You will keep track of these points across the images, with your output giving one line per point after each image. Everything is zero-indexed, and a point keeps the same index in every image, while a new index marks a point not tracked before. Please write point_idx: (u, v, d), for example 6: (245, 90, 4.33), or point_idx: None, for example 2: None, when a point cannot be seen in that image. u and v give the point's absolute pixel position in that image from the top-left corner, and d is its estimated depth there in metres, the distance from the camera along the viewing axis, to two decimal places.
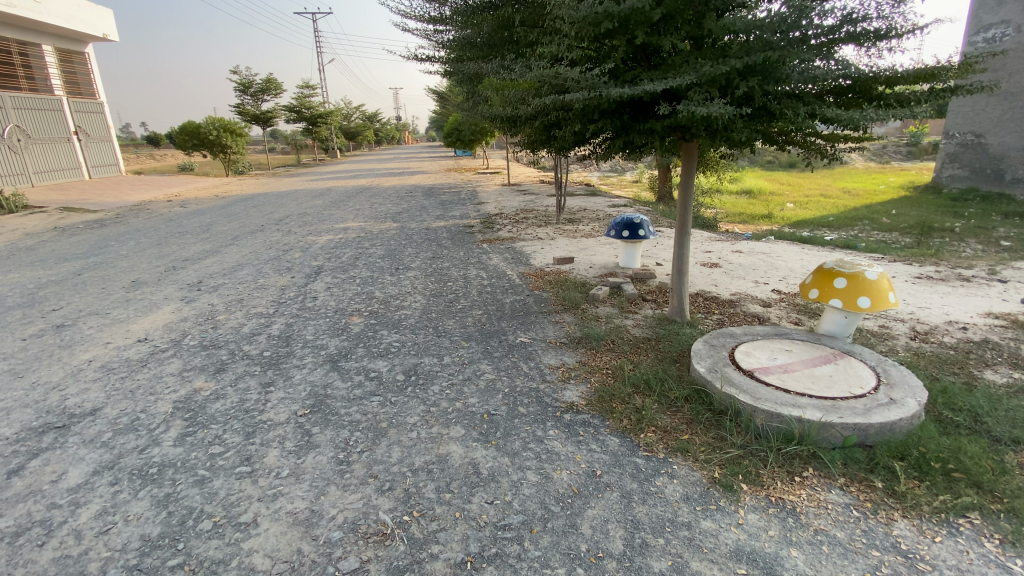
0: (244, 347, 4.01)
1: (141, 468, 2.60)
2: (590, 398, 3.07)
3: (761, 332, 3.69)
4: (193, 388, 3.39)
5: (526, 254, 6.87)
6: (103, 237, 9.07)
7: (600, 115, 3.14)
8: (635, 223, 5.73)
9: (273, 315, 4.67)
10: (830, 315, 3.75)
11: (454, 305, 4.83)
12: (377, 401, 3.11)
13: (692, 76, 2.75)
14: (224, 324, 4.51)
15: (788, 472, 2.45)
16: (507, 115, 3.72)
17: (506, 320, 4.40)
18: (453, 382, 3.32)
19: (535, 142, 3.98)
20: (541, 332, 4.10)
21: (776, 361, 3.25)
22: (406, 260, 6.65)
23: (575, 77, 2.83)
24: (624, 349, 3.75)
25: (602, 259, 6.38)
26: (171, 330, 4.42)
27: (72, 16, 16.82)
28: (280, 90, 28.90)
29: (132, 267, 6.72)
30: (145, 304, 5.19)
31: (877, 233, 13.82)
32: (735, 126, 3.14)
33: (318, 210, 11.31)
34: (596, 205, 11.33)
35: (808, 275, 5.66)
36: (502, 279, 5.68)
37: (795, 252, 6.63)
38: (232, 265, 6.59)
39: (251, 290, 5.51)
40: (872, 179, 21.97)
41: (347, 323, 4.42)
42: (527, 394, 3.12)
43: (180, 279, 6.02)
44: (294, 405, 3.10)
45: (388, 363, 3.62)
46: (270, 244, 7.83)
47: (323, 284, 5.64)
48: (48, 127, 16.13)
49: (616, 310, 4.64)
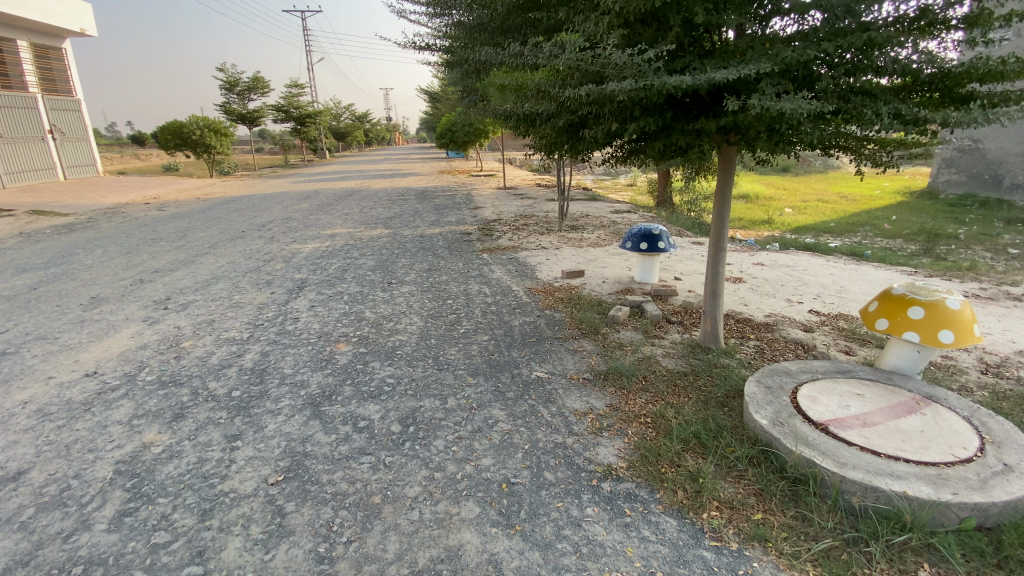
0: (210, 385, 3.39)
1: (60, 566, 1.98)
2: (630, 458, 2.51)
3: (821, 369, 3.16)
4: (144, 443, 2.77)
5: (530, 266, 6.29)
6: (70, 245, 8.35)
7: (641, 111, 2.58)
8: (654, 235, 5.19)
9: (248, 342, 4.06)
10: (896, 349, 3.26)
11: (455, 329, 4.24)
12: (368, 464, 2.51)
13: (766, 63, 2.20)
14: (190, 354, 3.89)
15: (901, 573, 1.90)
16: (523, 112, 3.15)
17: (517, 348, 3.82)
18: (460, 435, 2.73)
19: (553, 144, 3.41)
20: (559, 365, 3.53)
21: (849, 411, 2.71)
22: (399, 273, 6.04)
23: (619, 63, 2.26)
24: (660, 389, 3.19)
25: (615, 272, 5.84)
26: (127, 362, 3.78)
27: (50, 10, 16.01)
28: (268, 90, 28.12)
29: (94, 280, 6.05)
30: (101, 327, 4.53)
31: (881, 240, 13.45)
32: (802, 129, 2.62)
33: (305, 215, 10.66)
34: (599, 210, 10.79)
35: (843, 292, 5.15)
36: (507, 297, 5.10)
37: (821, 266, 6.14)
38: (206, 278, 5.95)
39: (224, 309, 4.88)
40: (867, 184, 21.69)
41: (332, 353, 3.82)
42: (552, 453, 2.55)
43: (145, 296, 5.37)
44: (264, 470, 2.50)
45: (380, 407, 3.02)
46: (250, 253, 7.18)
47: (306, 302, 5.03)
48: (21, 125, 15.29)
49: (640, 337, 4.07)
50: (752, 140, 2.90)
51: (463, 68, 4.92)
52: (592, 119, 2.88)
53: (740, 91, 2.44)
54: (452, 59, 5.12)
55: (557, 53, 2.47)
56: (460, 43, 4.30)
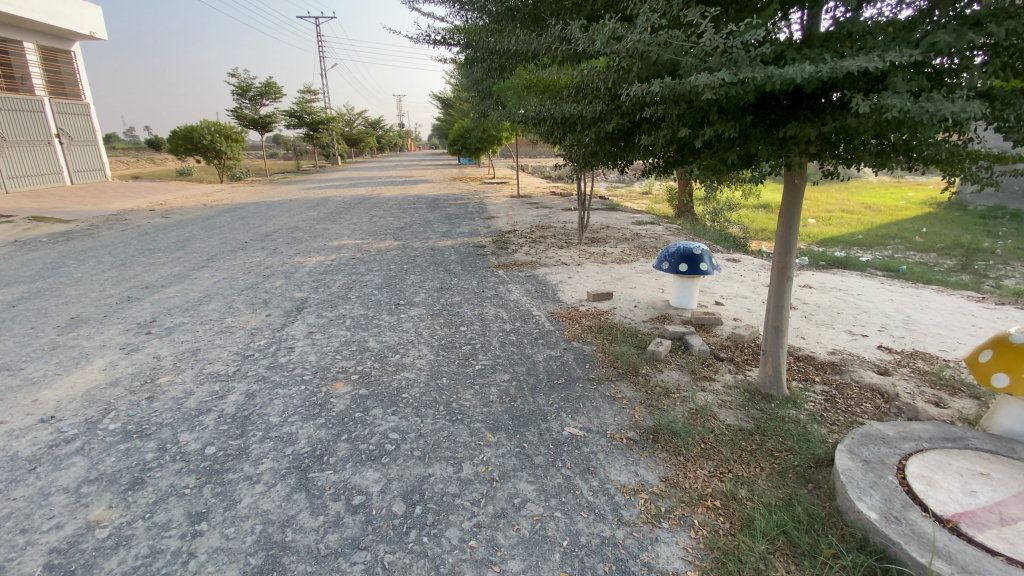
0: (181, 438, 2.85)
1: None
2: (704, 565, 1.93)
3: (925, 436, 2.56)
4: (89, 523, 2.23)
5: (551, 286, 5.71)
6: (62, 255, 7.92)
7: (717, 114, 2.02)
8: (694, 256, 4.59)
9: (232, 380, 3.52)
10: (1009, 408, 2.66)
11: (470, 365, 3.67)
12: (362, 565, 1.95)
13: (905, 50, 1.65)
14: (164, 395, 3.36)
15: None
16: (560, 114, 2.61)
17: (543, 392, 3.23)
18: (480, 520, 2.16)
19: (590, 153, 2.83)
20: (596, 417, 2.95)
21: (978, 499, 2.12)
22: (406, 293, 5.49)
23: (705, 48, 1.71)
24: (723, 457, 2.60)
25: (647, 295, 5.25)
26: (92, 405, 3.26)
27: (57, 12, 15.77)
28: (279, 95, 27.89)
29: (78, 297, 5.57)
30: (73, 356, 4.03)
31: (914, 254, 12.71)
32: (924, 138, 2.05)
33: (312, 224, 10.18)
34: (619, 221, 10.19)
35: (911, 322, 4.54)
36: (528, 323, 4.51)
37: (877, 290, 5.53)
38: (197, 297, 5.45)
39: (212, 335, 4.35)
40: (892, 193, 20.88)
41: (327, 395, 3.27)
42: (600, 554, 1.97)
43: (129, 317, 4.86)
44: (230, 570, 1.95)
45: (381, 475, 2.45)
46: (249, 268, 6.68)
47: (303, 327, 4.49)
48: (27, 129, 15.05)
49: (686, 381, 3.47)
50: (846, 150, 2.34)
51: (486, 66, 4.38)
52: (647, 124, 2.31)
53: (853, 89, 1.88)
54: (471, 53, 4.58)
55: (618, 38, 1.92)
56: (489, 34, 3.76)
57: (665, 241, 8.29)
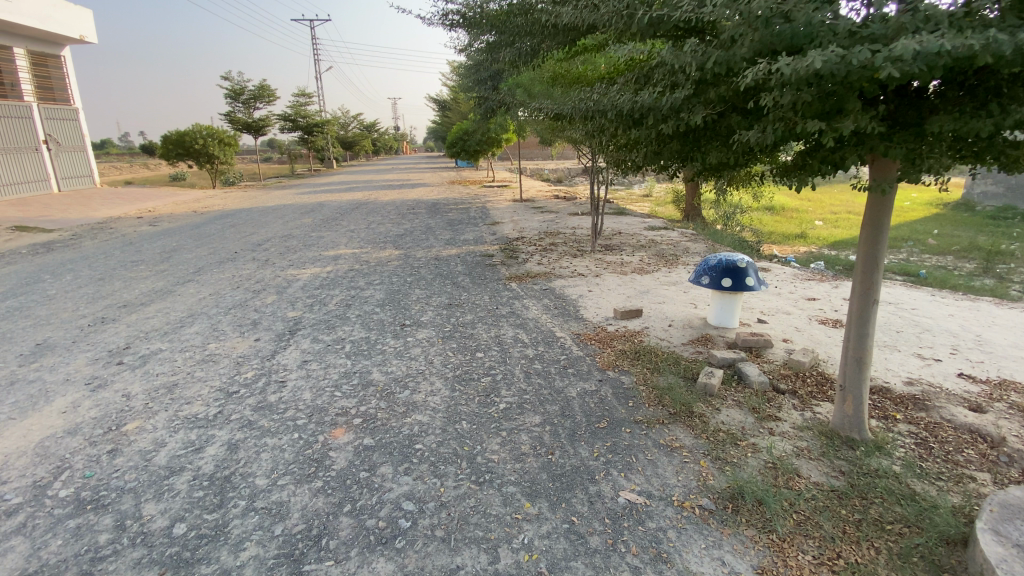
0: (146, 511, 2.30)
1: None
2: None
3: None
4: None
5: (571, 301, 5.18)
6: (38, 268, 7.31)
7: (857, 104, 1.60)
8: (739, 269, 4.07)
9: (212, 426, 2.96)
10: None
11: (492, 402, 3.13)
12: None
13: None
14: (131, 447, 2.80)
15: None
16: (623, 104, 2.11)
17: (585, 441, 2.69)
18: None
19: (649, 154, 2.33)
20: (655, 476, 2.43)
21: None
22: (412, 311, 4.94)
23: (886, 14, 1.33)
24: (826, 535, 2.08)
25: (680, 312, 4.73)
26: (42, 461, 2.70)
27: (48, 16, 15.21)
28: (273, 99, 27.29)
29: (46, 319, 4.98)
30: (30, 393, 3.46)
31: (929, 257, 12.29)
32: None
33: (307, 232, 9.60)
34: (631, 227, 9.68)
35: (985, 344, 4.06)
36: (553, 347, 3.97)
37: (932, 305, 5.05)
38: (180, 318, 4.88)
39: (192, 366, 3.79)
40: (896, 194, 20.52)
41: (325, 446, 2.73)
42: None
43: (100, 344, 4.29)
44: None
45: (396, 568, 1.92)
46: (238, 282, 6.10)
47: (297, 355, 3.93)
48: (13, 134, 14.43)
49: (750, 424, 2.94)
50: (974, 156, 1.91)
51: (514, 51, 3.87)
52: (743, 117, 1.84)
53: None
54: (494, 39, 4.06)
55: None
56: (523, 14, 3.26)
57: (684, 248, 7.77)
